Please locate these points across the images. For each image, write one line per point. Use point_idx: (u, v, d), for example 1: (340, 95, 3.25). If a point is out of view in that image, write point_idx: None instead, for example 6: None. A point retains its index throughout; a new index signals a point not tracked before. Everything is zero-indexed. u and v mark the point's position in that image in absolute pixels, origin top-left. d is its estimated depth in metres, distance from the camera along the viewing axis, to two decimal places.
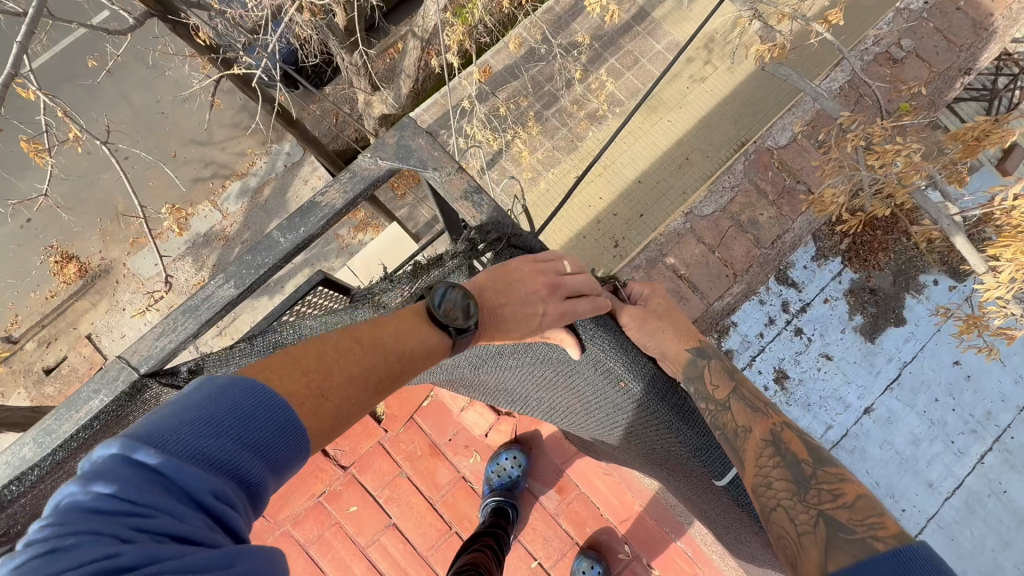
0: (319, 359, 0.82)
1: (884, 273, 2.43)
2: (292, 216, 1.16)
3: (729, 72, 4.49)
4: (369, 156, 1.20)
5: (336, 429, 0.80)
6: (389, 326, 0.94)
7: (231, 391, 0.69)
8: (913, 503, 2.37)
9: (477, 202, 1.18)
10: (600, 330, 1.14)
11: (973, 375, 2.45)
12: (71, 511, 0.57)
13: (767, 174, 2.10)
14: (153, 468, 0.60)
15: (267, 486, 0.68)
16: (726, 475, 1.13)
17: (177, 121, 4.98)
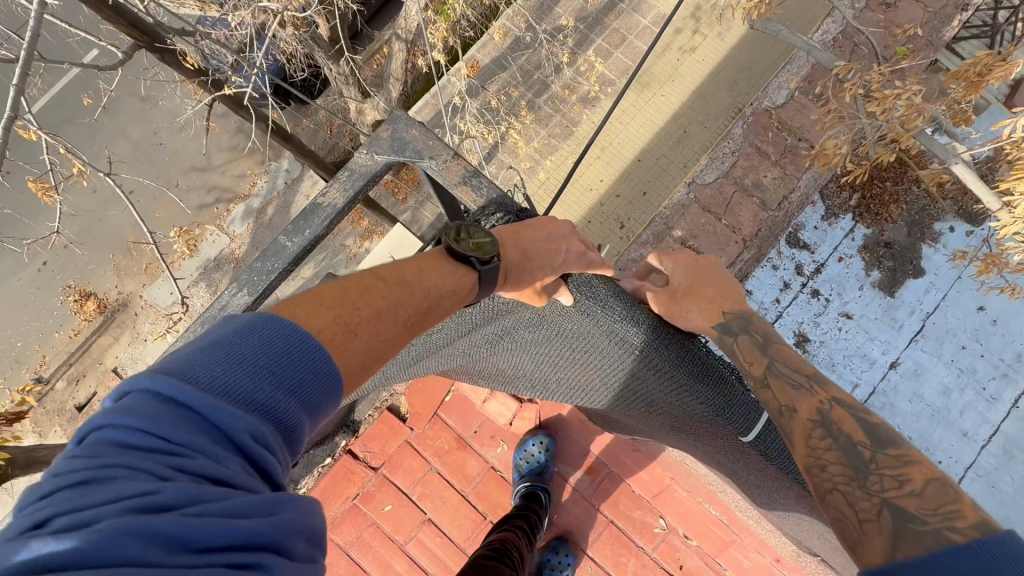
0: (342, 298, 0.83)
1: (898, 226, 2.40)
2: (295, 219, 1.18)
3: (719, 39, 4.43)
4: (364, 152, 1.21)
5: (367, 363, 0.82)
6: (411, 265, 1.00)
7: (261, 328, 0.69)
8: (948, 454, 2.34)
9: (476, 186, 1.20)
10: (613, 300, 1.12)
11: (1000, 319, 2.39)
12: (101, 446, 0.55)
13: (767, 135, 2.07)
14: (186, 406, 0.58)
15: (302, 428, 0.67)
16: (752, 431, 1.09)
17: (176, 150, 5.06)
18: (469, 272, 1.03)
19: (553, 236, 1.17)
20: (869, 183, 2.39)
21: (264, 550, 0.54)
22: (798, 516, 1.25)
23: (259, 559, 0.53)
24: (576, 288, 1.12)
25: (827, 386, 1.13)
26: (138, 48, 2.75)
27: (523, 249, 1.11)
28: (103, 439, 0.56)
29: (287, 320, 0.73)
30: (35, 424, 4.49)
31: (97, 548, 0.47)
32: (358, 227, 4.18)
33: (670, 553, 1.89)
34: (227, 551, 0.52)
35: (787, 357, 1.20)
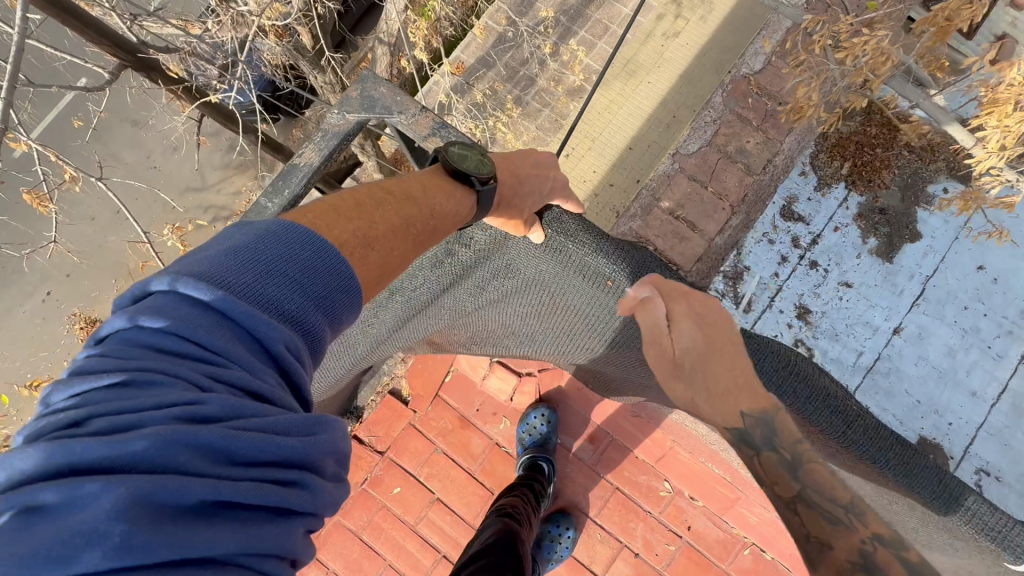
0: (359, 213, 0.95)
1: (891, 191, 2.39)
2: (274, 179, 1.27)
3: (702, 22, 4.45)
4: (336, 113, 1.32)
5: (381, 278, 0.96)
6: (418, 184, 1.11)
7: (289, 236, 0.81)
8: (958, 416, 2.25)
9: (445, 137, 1.31)
10: (577, 235, 1.27)
11: (1001, 277, 2.33)
12: (145, 350, 0.66)
13: (747, 102, 2.09)
14: (226, 319, 0.70)
15: (325, 337, 0.80)
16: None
17: (172, 171, 5.12)
18: (469, 192, 1.18)
19: (534, 167, 1.38)
20: (858, 150, 2.40)
21: (302, 470, 0.67)
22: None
23: (300, 477, 0.66)
24: (547, 224, 1.29)
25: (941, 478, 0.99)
26: (124, 67, 2.79)
27: (512, 178, 1.29)
28: (145, 342, 0.67)
29: (314, 232, 0.85)
30: None
31: (149, 455, 0.57)
32: None
33: (678, 514, 2.01)
34: (268, 466, 0.64)
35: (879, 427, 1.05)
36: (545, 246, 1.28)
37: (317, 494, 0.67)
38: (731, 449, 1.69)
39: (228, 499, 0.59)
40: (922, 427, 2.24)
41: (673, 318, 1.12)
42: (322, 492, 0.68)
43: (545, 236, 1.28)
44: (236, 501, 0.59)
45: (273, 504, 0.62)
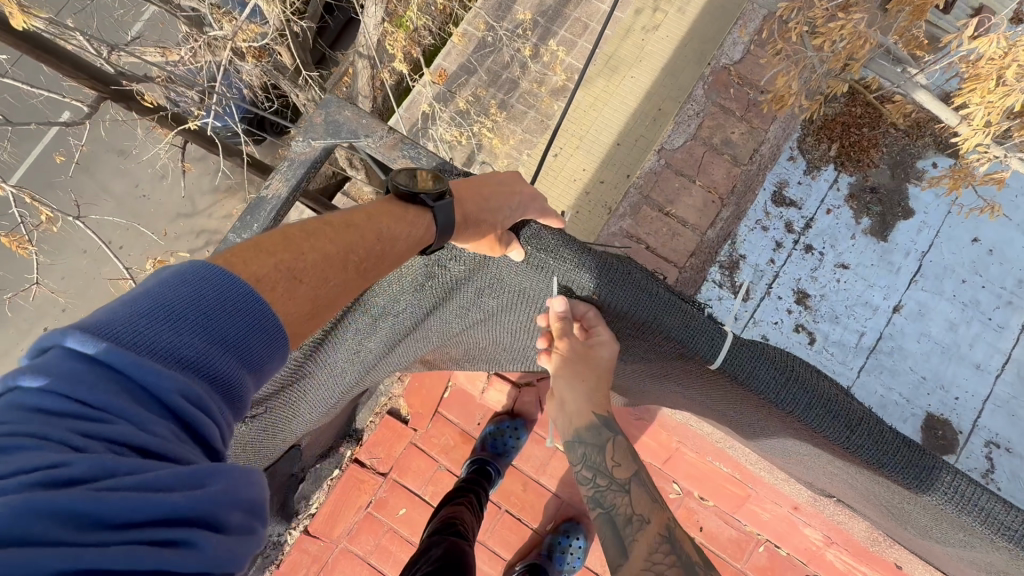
0: (285, 245, 0.93)
1: (880, 169, 2.31)
2: (242, 215, 1.27)
3: (680, 14, 4.45)
4: (301, 140, 1.32)
5: (314, 310, 0.95)
6: (366, 213, 1.08)
7: (196, 280, 0.79)
8: (965, 389, 2.21)
9: (415, 158, 1.30)
10: (558, 251, 1.11)
11: (997, 248, 2.28)
12: (22, 411, 0.65)
13: (728, 93, 2.08)
14: (111, 370, 0.68)
15: (240, 379, 0.80)
16: (719, 356, 1.02)
17: (160, 199, 5.10)
18: (423, 211, 1.12)
19: (501, 185, 1.30)
20: (845, 130, 2.32)
21: (189, 526, 0.65)
22: (788, 442, 1.21)
23: (184, 535, 0.64)
24: (526, 241, 1.13)
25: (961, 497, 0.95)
26: (102, 99, 2.77)
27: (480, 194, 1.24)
28: (23, 404, 0.66)
29: (228, 271, 0.83)
30: None
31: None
32: None
33: (689, 516, 1.96)
34: (146, 526, 0.62)
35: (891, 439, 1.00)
36: (526, 264, 1.14)
37: (207, 551, 0.65)
38: (735, 445, 1.68)
39: (89, 566, 0.57)
40: (929, 404, 2.20)
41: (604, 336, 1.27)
42: (213, 550, 0.65)
43: (525, 253, 1.12)
44: (103, 567, 0.57)
45: (148, 567, 0.60)
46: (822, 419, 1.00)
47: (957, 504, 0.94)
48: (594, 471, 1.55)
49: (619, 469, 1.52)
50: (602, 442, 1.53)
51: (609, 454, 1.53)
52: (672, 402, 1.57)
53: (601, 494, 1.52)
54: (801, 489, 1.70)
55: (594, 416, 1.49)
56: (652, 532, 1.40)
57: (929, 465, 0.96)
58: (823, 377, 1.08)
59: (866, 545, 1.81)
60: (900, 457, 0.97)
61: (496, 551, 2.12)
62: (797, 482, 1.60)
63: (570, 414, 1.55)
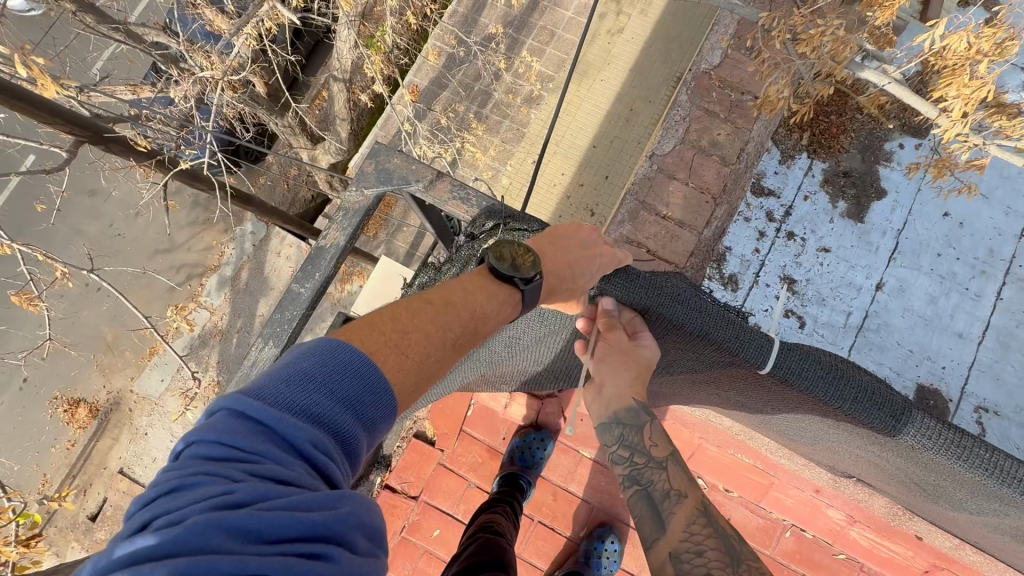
0: (391, 320, 0.98)
1: (851, 154, 2.38)
2: (302, 266, 1.36)
3: (643, 16, 4.58)
4: (354, 189, 1.38)
5: (420, 382, 0.96)
6: (459, 287, 1.11)
7: (324, 350, 0.85)
8: (950, 358, 2.25)
9: (464, 199, 1.34)
10: (613, 279, 1.23)
11: (966, 222, 2.34)
12: (193, 459, 0.72)
13: (712, 95, 2.26)
14: (257, 421, 0.75)
15: (358, 438, 0.82)
16: (769, 361, 1.08)
17: (138, 237, 5.02)
18: (514, 291, 1.15)
19: (585, 244, 1.29)
20: (814, 119, 2.39)
21: (327, 542, 0.69)
22: (798, 415, 1.26)
23: (324, 549, 0.67)
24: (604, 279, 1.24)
25: (975, 455, 1.03)
26: (81, 144, 2.71)
27: (566, 259, 1.23)
28: (195, 454, 0.73)
29: (350, 345, 0.88)
30: (51, 546, 4.26)
31: (188, 541, 0.62)
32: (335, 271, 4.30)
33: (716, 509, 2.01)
34: (294, 541, 0.67)
35: (915, 407, 1.06)
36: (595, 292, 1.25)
37: (344, 564, 0.68)
38: (756, 437, 1.73)
39: (256, 571, 0.62)
40: (919, 375, 2.23)
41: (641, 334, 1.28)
42: (349, 565, 0.68)
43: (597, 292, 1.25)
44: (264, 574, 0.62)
45: None
46: (874, 413, 1.06)
47: (997, 477, 1.03)
48: (630, 449, 1.45)
49: (657, 448, 1.44)
50: (642, 422, 1.42)
51: (645, 434, 1.44)
52: (702, 401, 1.64)
53: (638, 473, 1.44)
54: (823, 473, 1.76)
55: (634, 400, 1.39)
56: (690, 507, 1.36)
57: (901, 412, 1.05)
58: (866, 372, 1.14)
59: (888, 520, 1.87)
60: (947, 447, 1.03)
61: (534, 563, 2.14)
62: (816, 465, 1.65)
63: (607, 397, 1.43)
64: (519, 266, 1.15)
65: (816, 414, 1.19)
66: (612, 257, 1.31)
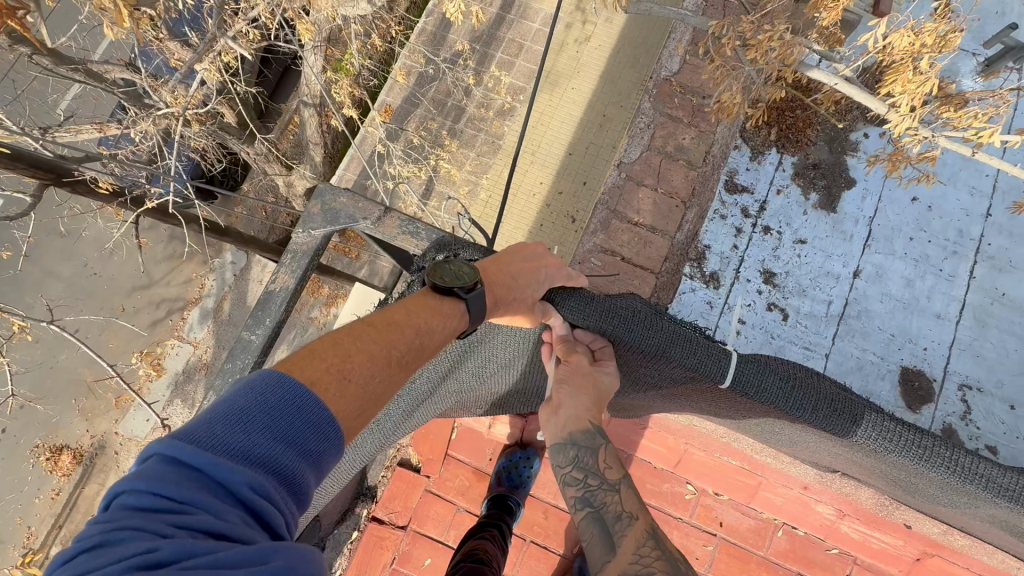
0: (334, 346, 0.97)
1: (819, 146, 2.42)
2: (253, 312, 1.40)
3: (608, 24, 4.66)
4: (301, 231, 1.41)
5: (365, 408, 0.95)
6: (404, 307, 1.12)
7: (263, 384, 0.84)
8: (931, 339, 2.27)
9: (414, 233, 1.37)
10: (568, 304, 1.25)
11: (934, 205, 2.39)
12: (120, 509, 0.70)
13: (673, 101, 2.38)
14: (191, 467, 0.73)
15: (301, 474, 0.81)
16: (728, 375, 1.13)
17: (115, 275, 4.92)
18: (456, 301, 1.16)
19: (529, 257, 1.30)
20: (780, 114, 2.42)
21: None
22: (764, 422, 1.29)
23: None
24: (561, 306, 1.26)
25: (925, 451, 1.10)
26: (45, 187, 2.66)
27: (508, 271, 1.23)
28: (122, 504, 0.70)
29: (290, 376, 0.88)
30: None
31: None
32: (319, 296, 4.28)
33: (707, 513, 2.04)
34: None
35: (867, 407, 1.12)
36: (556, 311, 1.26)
37: None
38: (742, 438, 1.72)
39: None
40: (902, 358, 2.25)
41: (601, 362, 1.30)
42: None
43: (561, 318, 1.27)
44: None
45: None
46: (837, 421, 1.11)
47: (960, 475, 1.10)
48: (584, 471, 1.44)
49: (610, 470, 1.44)
50: (597, 445, 1.42)
51: (600, 456, 1.44)
52: (674, 411, 1.66)
53: (590, 494, 1.42)
54: (808, 469, 1.76)
55: (590, 422, 1.38)
56: (641, 529, 1.36)
57: (856, 413, 1.11)
58: (820, 376, 1.20)
59: (875, 511, 1.87)
60: (910, 449, 1.10)
61: None
62: (801, 462, 1.66)
63: (563, 419, 1.41)
64: (457, 277, 1.16)
65: (779, 421, 1.23)
66: (559, 268, 1.34)
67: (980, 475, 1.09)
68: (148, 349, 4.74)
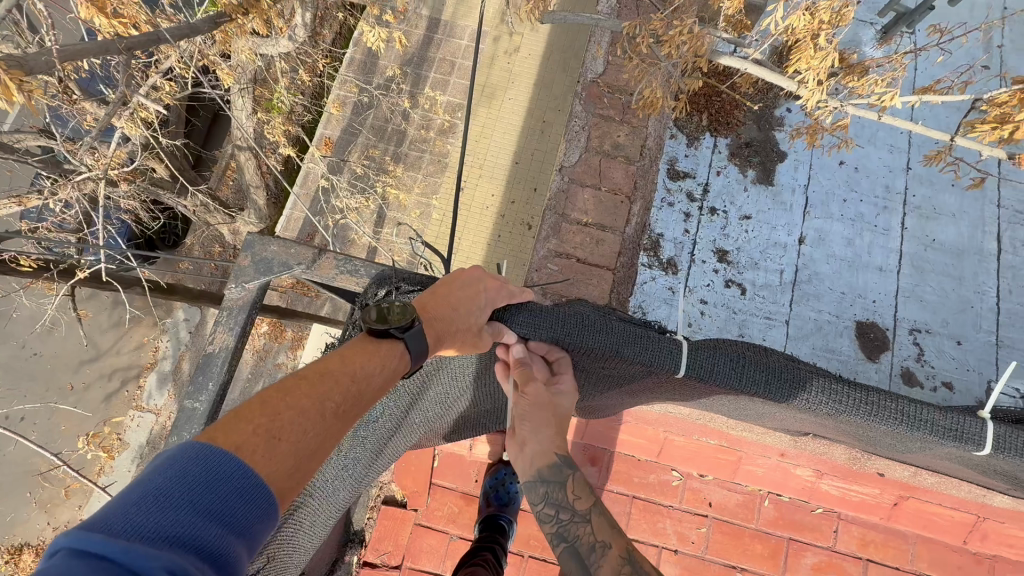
0: (261, 406, 0.96)
1: (748, 126, 2.54)
2: (193, 378, 1.35)
3: (534, 33, 4.77)
4: (234, 286, 1.37)
5: (299, 465, 0.94)
6: (336, 356, 1.12)
7: (183, 458, 0.82)
8: (878, 293, 2.40)
9: (354, 271, 1.34)
10: (517, 317, 1.24)
11: (860, 165, 2.55)
12: None
13: (602, 103, 2.46)
14: (103, 556, 0.67)
15: (229, 546, 0.78)
16: (681, 365, 1.17)
17: (58, 352, 4.63)
18: (395, 342, 1.16)
19: (468, 283, 1.28)
20: (708, 100, 2.53)
21: None
22: (727, 401, 1.34)
23: None
24: (514, 324, 1.24)
25: (868, 405, 1.17)
26: None
27: (448, 302, 1.23)
28: None
29: (212, 446, 0.86)
30: None
31: None
32: (284, 341, 4.16)
33: (695, 496, 2.13)
34: None
35: (811, 373, 1.19)
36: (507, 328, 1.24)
37: None
38: (717, 419, 1.75)
39: None
40: (855, 313, 2.37)
41: (558, 381, 1.37)
42: None
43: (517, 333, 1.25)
44: None
45: None
46: (787, 391, 1.17)
47: (908, 424, 1.16)
48: (556, 506, 1.48)
49: (580, 500, 1.48)
50: (565, 477, 1.50)
51: (569, 488, 1.49)
52: (646, 404, 1.69)
53: (564, 529, 1.45)
54: (782, 436, 1.79)
55: (556, 455, 1.49)
56: (615, 557, 1.36)
57: (800, 379, 1.17)
58: (768, 352, 1.26)
59: (850, 467, 1.94)
60: (858, 407, 1.16)
61: None
62: (774, 431, 1.69)
63: (529, 455, 1.51)
64: (391, 317, 1.16)
65: (739, 399, 1.27)
66: (503, 288, 1.30)
67: (922, 418, 1.16)
68: (104, 426, 4.46)
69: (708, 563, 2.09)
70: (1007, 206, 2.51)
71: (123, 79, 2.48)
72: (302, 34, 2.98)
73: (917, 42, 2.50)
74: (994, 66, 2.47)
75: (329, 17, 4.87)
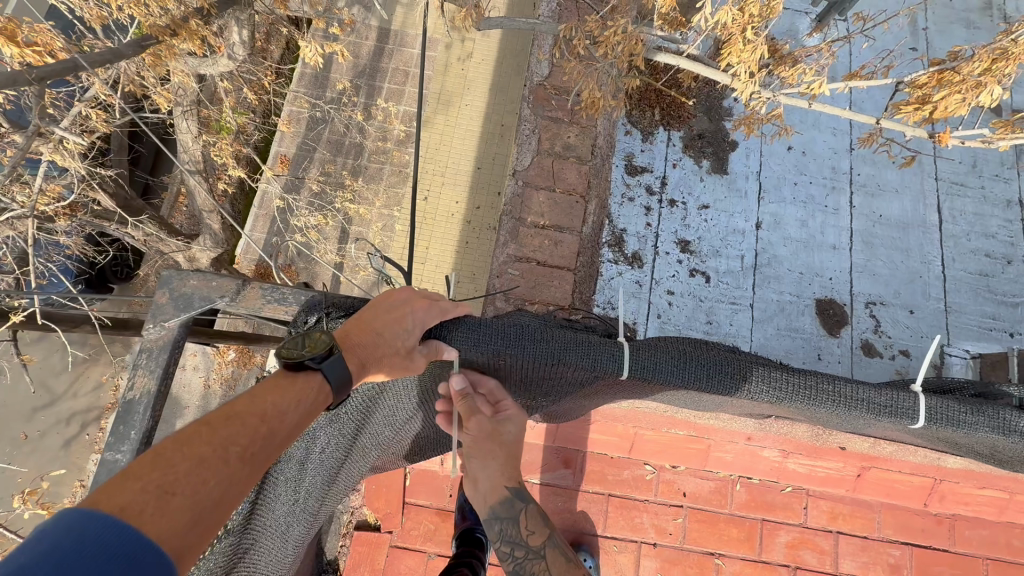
0: (154, 459, 0.93)
1: (699, 117, 2.60)
2: (113, 428, 1.26)
3: (485, 38, 4.77)
4: (152, 325, 1.30)
5: (199, 517, 0.92)
6: (246, 396, 1.10)
7: (60, 525, 0.78)
8: (833, 270, 2.48)
9: (282, 300, 1.32)
10: (457, 333, 1.22)
11: (807, 149, 2.64)
12: None
13: (550, 105, 2.46)
14: None
15: None
16: (624, 366, 1.18)
17: (5, 402, 4.34)
18: (312, 373, 1.15)
19: (394, 305, 1.24)
20: (659, 95, 2.58)
21: None
22: (676, 397, 1.36)
23: None
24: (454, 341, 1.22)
25: (807, 389, 1.21)
26: None
27: (371, 329, 1.20)
28: None
29: (93, 510, 0.83)
30: None
31: None
32: (252, 366, 4.02)
33: (670, 487, 2.16)
34: None
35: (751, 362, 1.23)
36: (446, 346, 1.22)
37: None
38: (679, 411, 1.78)
39: None
40: (814, 291, 2.44)
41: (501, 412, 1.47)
42: None
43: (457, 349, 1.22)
44: None
45: None
46: (729, 382, 1.20)
47: (845, 404, 1.21)
48: (511, 544, 1.51)
49: (534, 535, 1.51)
50: (517, 513, 1.51)
51: (523, 523, 1.52)
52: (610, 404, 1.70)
53: (519, 567, 1.48)
54: (748, 421, 1.82)
55: (507, 488, 1.51)
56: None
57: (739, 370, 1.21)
58: (710, 347, 1.29)
59: (813, 443, 1.98)
60: (798, 391, 1.21)
61: None
62: (739, 416, 1.72)
63: (483, 493, 1.53)
64: (309, 348, 1.15)
65: (686, 395, 1.29)
66: (435, 305, 1.24)
67: (857, 396, 1.21)
68: (65, 475, 4.21)
69: (687, 553, 2.11)
70: (944, 178, 2.64)
71: (37, 111, 2.32)
72: (240, 52, 2.88)
73: (849, 29, 2.61)
74: (920, 47, 2.60)
75: (274, 32, 4.76)
